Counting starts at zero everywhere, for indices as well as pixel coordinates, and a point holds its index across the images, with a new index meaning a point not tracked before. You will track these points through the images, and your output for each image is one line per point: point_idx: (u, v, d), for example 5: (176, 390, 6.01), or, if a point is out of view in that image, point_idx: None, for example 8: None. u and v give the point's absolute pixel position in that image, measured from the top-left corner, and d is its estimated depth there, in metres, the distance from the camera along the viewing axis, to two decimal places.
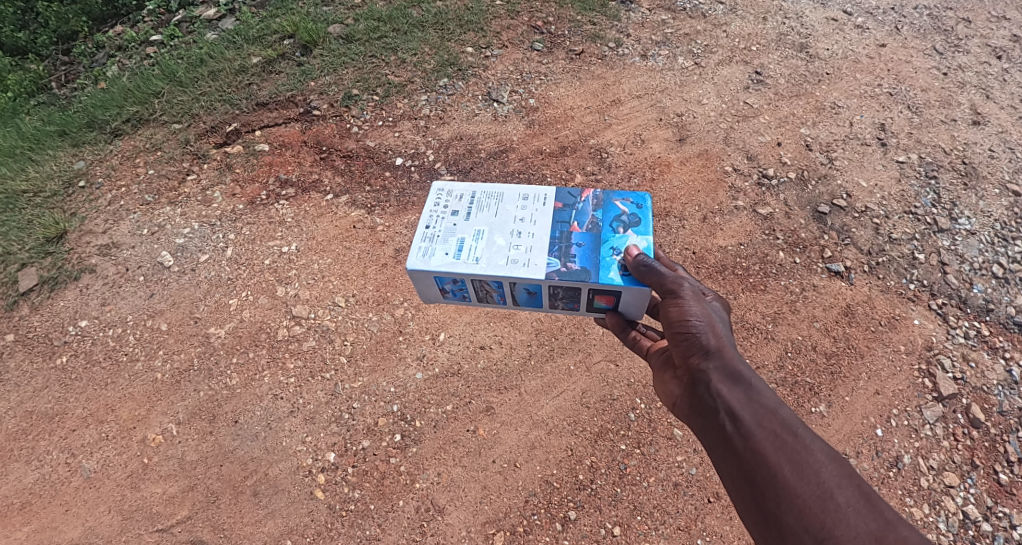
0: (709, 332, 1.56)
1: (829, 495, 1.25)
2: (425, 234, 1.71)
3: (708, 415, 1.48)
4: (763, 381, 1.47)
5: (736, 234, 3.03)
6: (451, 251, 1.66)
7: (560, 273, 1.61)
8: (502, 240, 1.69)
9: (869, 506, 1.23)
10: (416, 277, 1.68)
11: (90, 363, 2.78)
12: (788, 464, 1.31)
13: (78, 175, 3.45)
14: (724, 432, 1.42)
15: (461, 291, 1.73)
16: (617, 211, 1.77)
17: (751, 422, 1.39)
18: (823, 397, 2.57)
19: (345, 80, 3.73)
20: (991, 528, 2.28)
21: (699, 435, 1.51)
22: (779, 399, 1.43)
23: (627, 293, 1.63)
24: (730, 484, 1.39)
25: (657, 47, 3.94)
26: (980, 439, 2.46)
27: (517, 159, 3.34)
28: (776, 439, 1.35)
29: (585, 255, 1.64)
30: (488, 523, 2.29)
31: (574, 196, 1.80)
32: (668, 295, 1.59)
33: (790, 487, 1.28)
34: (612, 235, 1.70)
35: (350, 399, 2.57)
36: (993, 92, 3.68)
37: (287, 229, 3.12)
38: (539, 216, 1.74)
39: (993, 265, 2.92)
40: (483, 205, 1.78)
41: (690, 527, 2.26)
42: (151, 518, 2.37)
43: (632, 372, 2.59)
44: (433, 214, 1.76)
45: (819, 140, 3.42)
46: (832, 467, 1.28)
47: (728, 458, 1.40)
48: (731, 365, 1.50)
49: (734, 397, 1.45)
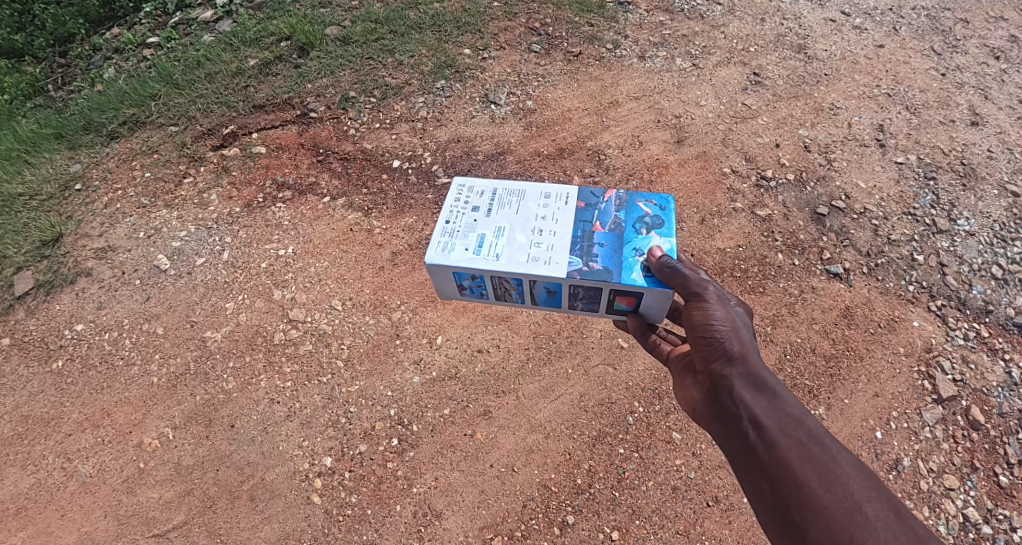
0: (733, 337, 1.54)
1: (858, 508, 1.22)
2: (445, 229, 1.70)
3: (730, 423, 1.47)
4: (788, 389, 1.46)
5: (735, 236, 3.02)
6: (472, 246, 1.65)
7: (581, 272, 1.58)
8: (523, 237, 1.67)
9: (900, 520, 1.19)
10: (435, 271, 1.67)
11: (85, 367, 2.76)
12: (814, 475, 1.28)
13: (74, 177, 3.43)
14: (748, 441, 1.40)
15: (479, 287, 1.71)
16: (640, 212, 1.75)
17: (776, 430, 1.38)
18: (822, 400, 2.56)
19: (342, 82, 3.72)
20: (992, 531, 2.26)
21: (721, 442, 1.49)
22: (804, 408, 1.42)
23: (649, 295, 1.61)
24: (753, 493, 1.37)
25: (654, 48, 3.93)
26: (980, 442, 2.45)
27: (515, 162, 3.33)
28: (802, 449, 1.32)
29: (608, 256, 1.62)
30: (486, 528, 2.27)
31: (597, 195, 1.79)
32: (692, 298, 1.57)
33: (816, 498, 1.25)
34: (635, 236, 1.68)
35: (347, 402, 2.56)
36: (991, 92, 3.68)
37: (284, 232, 3.11)
38: (561, 214, 1.73)
39: (992, 266, 2.91)
40: (505, 202, 1.77)
41: (689, 531, 2.24)
42: (147, 523, 2.35)
43: (631, 375, 2.58)
44: (454, 210, 1.75)
45: (817, 141, 3.42)
46: (860, 479, 1.26)
47: (751, 467, 1.38)
48: (755, 372, 1.49)
49: (758, 404, 1.43)
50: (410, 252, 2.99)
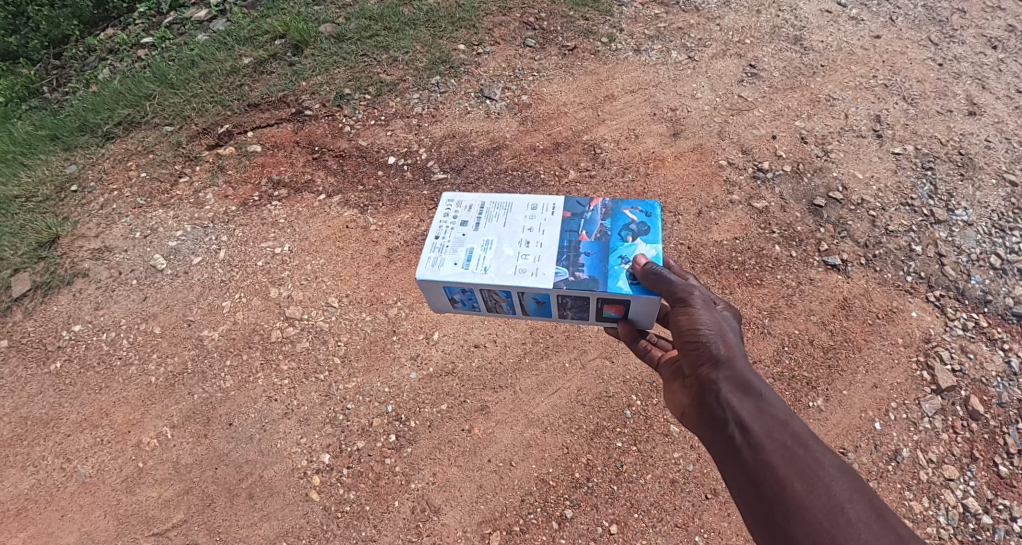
0: (719, 340, 1.53)
1: (840, 509, 1.20)
2: (434, 244, 1.70)
3: (717, 426, 1.45)
4: (774, 392, 1.45)
5: (731, 229, 3.01)
6: (460, 261, 1.65)
7: (568, 283, 1.58)
8: (511, 249, 1.67)
9: (882, 521, 1.17)
10: (426, 287, 1.68)
11: (84, 368, 2.76)
12: (798, 477, 1.26)
13: (69, 179, 3.44)
14: (733, 443, 1.39)
15: (471, 300, 1.71)
16: (626, 220, 1.74)
17: (761, 432, 1.36)
18: (820, 392, 2.56)
19: (337, 79, 3.71)
20: (991, 521, 2.26)
21: (708, 446, 1.48)
22: (789, 410, 1.40)
23: (636, 302, 1.60)
24: (739, 497, 1.35)
25: (650, 41, 3.91)
26: (979, 432, 2.44)
27: (510, 157, 3.32)
28: (786, 451, 1.31)
29: (594, 265, 1.62)
30: (485, 523, 2.27)
31: (583, 204, 1.78)
32: (678, 303, 1.56)
33: (800, 501, 1.23)
34: (621, 244, 1.68)
35: (345, 399, 2.56)
36: (989, 82, 3.66)
37: (280, 230, 3.11)
38: (547, 225, 1.73)
39: (990, 256, 2.90)
40: (493, 215, 1.77)
41: (687, 524, 2.24)
42: (146, 522, 2.35)
43: (628, 368, 2.58)
44: (443, 225, 1.76)
45: (814, 132, 3.41)
46: (842, 480, 1.24)
47: (737, 470, 1.37)
48: (741, 375, 1.48)
49: (744, 407, 1.42)
50: (407, 248, 2.99)
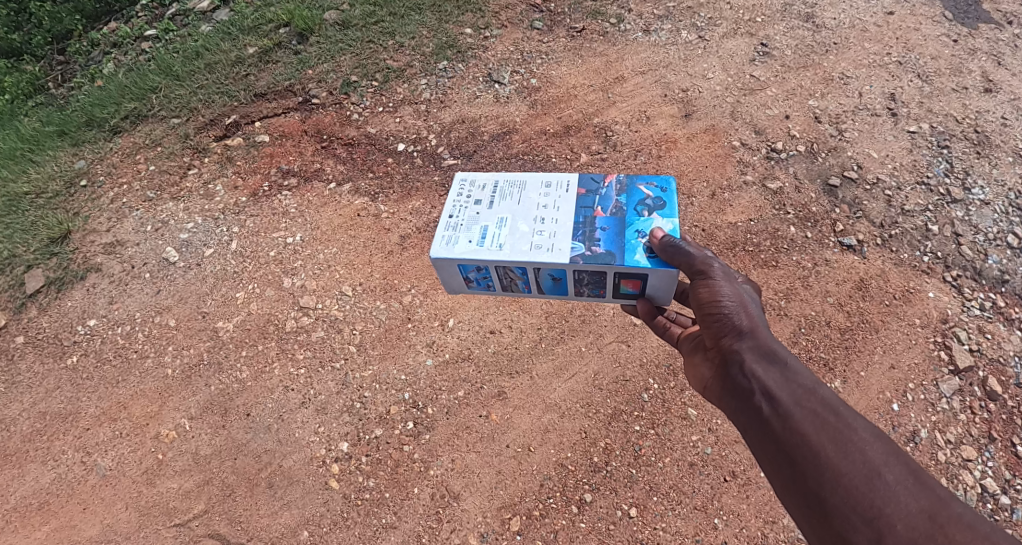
0: (741, 311, 1.51)
1: (877, 473, 1.16)
2: (448, 224, 1.68)
3: (743, 397, 1.42)
4: (800, 361, 1.41)
5: (746, 210, 2.97)
6: (475, 238, 1.63)
7: (585, 257, 1.56)
8: (525, 226, 1.64)
9: (920, 483, 1.14)
10: (441, 266, 1.66)
11: (100, 362, 2.77)
12: (831, 443, 1.23)
13: (79, 174, 3.43)
14: (761, 414, 1.35)
15: (485, 279, 1.69)
16: (641, 195, 1.72)
17: (789, 401, 1.32)
18: (838, 373, 2.53)
19: (343, 67, 3.68)
20: (1010, 501, 2.24)
21: (734, 418, 1.44)
22: (816, 378, 1.37)
23: (654, 276, 1.58)
24: (769, 466, 1.32)
25: (659, 21, 3.85)
26: (997, 412, 2.41)
27: (520, 142, 3.29)
28: (817, 419, 1.27)
29: (610, 239, 1.59)
30: (504, 508, 2.27)
31: (597, 181, 1.75)
32: (698, 276, 1.54)
33: (834, 465, 1.20)
34: (637, 218, 1.65)
35: (361, 388, 2.56)
36: (1005, 58, 3.59)
37: (291, 220, 3.10)
38: (562, 202, 1.70)
39: (1007, 235, 2.85)
40: (506, 193, 1.74)
41: (707, 506, 2.23)
42: (168, 513, 2.37)
43: (644, 351, 2.56)
44: (457, 204, 1.73)
45: (828, 111, 3.35)
46: (877, 444, 1.20)
47: (765, 441, 1.33)
48: (765, 344, 1.45)
49: (770, 376, 1.38)
50: (418, 236, 2.97)
